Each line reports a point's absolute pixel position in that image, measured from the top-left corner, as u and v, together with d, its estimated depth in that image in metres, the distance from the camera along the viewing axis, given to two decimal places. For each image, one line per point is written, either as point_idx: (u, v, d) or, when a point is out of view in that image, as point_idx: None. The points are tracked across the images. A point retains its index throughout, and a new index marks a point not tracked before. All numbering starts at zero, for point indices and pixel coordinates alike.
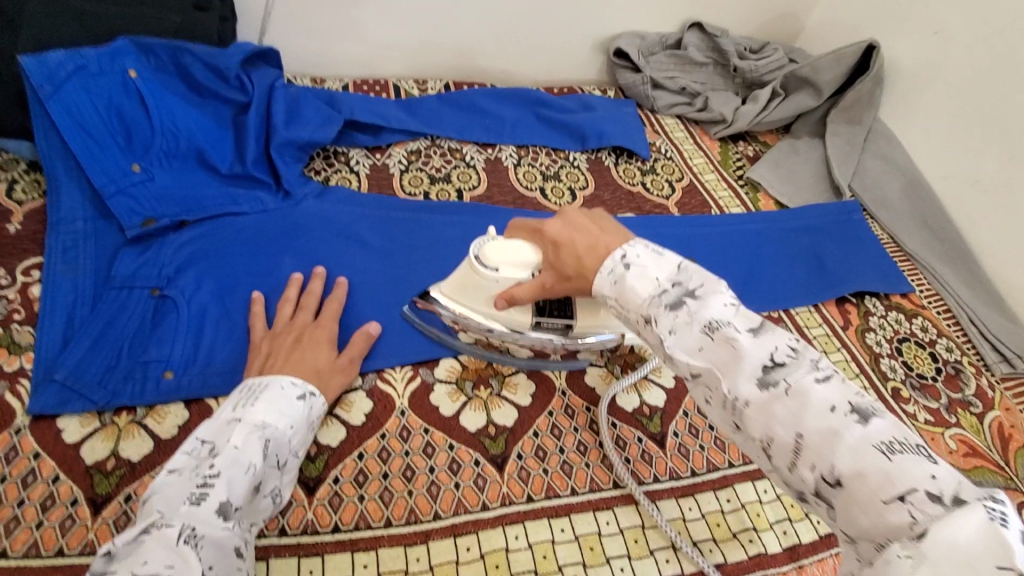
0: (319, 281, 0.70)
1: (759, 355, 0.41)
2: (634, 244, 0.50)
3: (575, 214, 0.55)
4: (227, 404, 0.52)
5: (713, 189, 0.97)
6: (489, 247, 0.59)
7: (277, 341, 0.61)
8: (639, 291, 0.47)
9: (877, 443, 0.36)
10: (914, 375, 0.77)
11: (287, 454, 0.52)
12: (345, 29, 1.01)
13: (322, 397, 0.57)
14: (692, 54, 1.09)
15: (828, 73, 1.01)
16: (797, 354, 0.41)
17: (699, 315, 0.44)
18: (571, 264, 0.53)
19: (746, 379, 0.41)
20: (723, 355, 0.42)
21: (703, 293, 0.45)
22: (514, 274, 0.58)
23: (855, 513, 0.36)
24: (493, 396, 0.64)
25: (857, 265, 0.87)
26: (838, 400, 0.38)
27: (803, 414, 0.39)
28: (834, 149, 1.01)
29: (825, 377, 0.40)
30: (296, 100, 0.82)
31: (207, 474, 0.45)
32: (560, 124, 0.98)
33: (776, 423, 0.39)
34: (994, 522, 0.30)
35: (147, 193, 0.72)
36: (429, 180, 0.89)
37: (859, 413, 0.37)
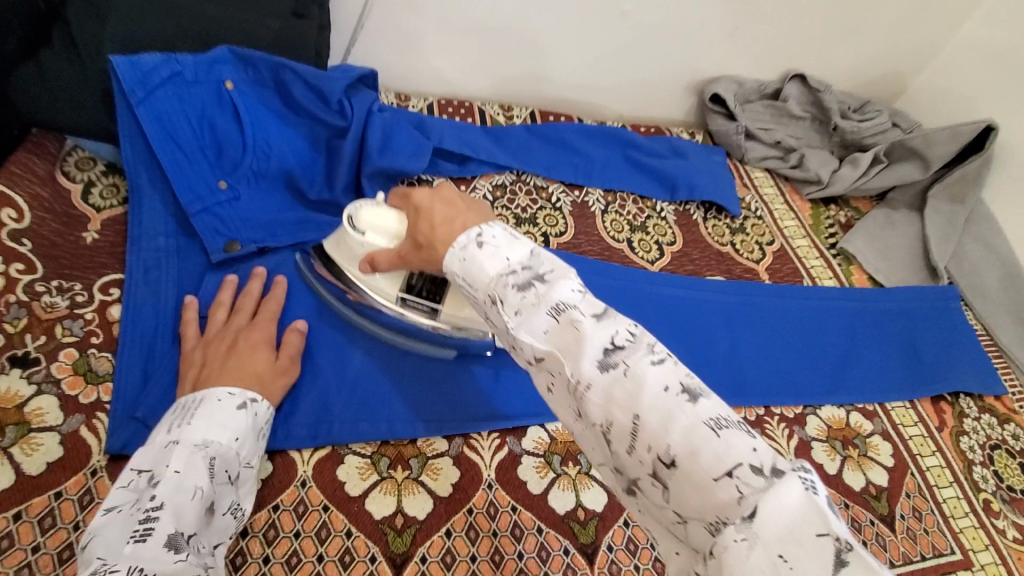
0: (258, 280, 0.66)
1: (602, 338, 0.37)
2: (490, 223, 0.46)
3: (450, 187, 0.51)
4: (160, 427, 0.51)
5: (805, 257, 0.92)
6: (364, 211, 0.60)
7: (209, 350, 0.58)
8: (486, 269, 0.42)
9: (707, 419, 0.33)
10: (1004, 488, 0.73)
11: (238, 468, 0.50)
12: (439, 46, 0.97)
13: (264, 401, 0.56)
14: (791, 107, 1.04)
15: (942, 148, 0.95)
16: (637, 337, 0.37)
17: (547, 297, 0.39)
18: (426, 231, 0.49)
19: (588, 360, 0.36)
20: (566, 338, 0.38)
21: (554, 277, 0.41)
22: (376, 241, 0.60)
23: (686, 494, 0.32)
24: (582, 474, 0.61)
25: (954, 361, 0.83)
26: (671, 380, 0.35)
27: (638, 394, 0.35)
28: (934, 228, 0.96)
29: (662, 359, 0.36)
30: (389, 127, 0.77)
31: (149, 507, 0.43)
32: (649, 169, 0.94)
33: (616, 406, 0.35)
34: (811, 492, 0.30)
35: (231, 213, 0.69)
36: (514, 220, 0.84)
37: (690, 391, 0.34)
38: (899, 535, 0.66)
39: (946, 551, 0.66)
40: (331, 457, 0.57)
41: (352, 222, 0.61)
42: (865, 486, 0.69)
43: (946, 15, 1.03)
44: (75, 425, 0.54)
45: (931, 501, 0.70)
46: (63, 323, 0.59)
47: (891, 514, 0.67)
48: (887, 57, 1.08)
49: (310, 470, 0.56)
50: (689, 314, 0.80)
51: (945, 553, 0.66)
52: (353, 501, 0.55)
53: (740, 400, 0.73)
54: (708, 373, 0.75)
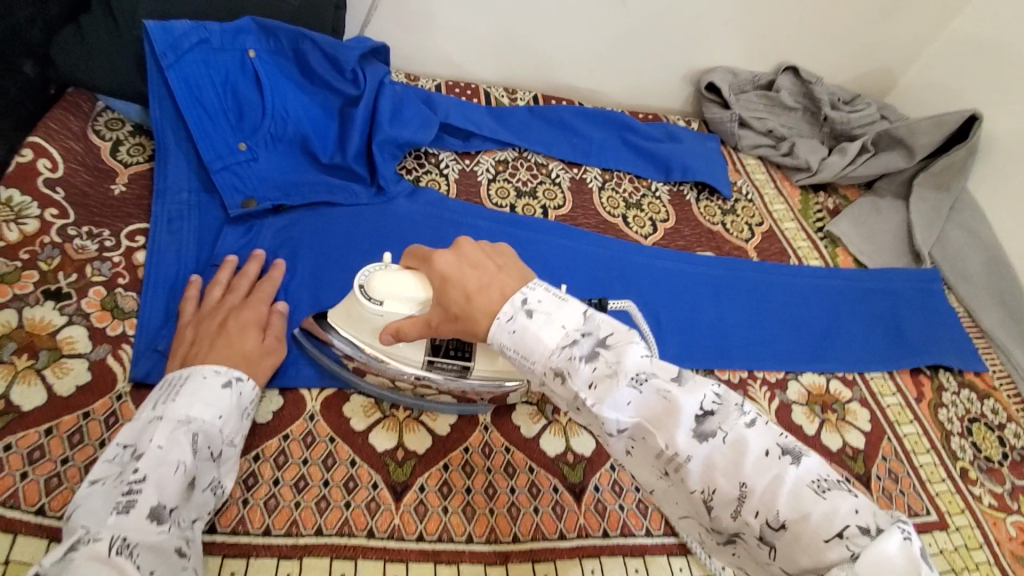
0: (255, 263, 0.67)
1: (692, 405, 0.39)
2: (533, 286, 0.46)
3: (471, 247, 0.50)
4: (146, 402, 0.52)
5: (792, 239, 0.96)
6: (375, 278, 0.56)
7: (199, 328, 0.59)
8: (548, 342, 0.43)
9: (810, 482, 0.36)
10: (981, 457, 0.76)
11: (221, 445, 0.51)
12: (449, 28, 1.01)
13: (250, 381, 0.56)
14: (783, 97, 1.08)
15: (925, 136, 1.00)
16: (722, 399, 0.40)
17: (621, 367, 0.41)
18: (460, 305, 0.48)
19: (682, 431, 0.38)
20: (656, 409, 0.40)
21: (616, 343, 0.43)
22: (399, 308, 0.55)
23: (796, 553, 0.35)
24: (572, 422, 0.64)
25: (935, 338, 0.87)
26: (767, 443, 0.38)
27: (740, 460, 0.37)
28: (918, 215, 1.00)
29: (753, 422, 0.38)
30: (399, 99, 0.82)
31: (131, 479, 0.45)
32: (646, 152, 0.98)
33: (719, 474, 0.38)
34: (908, 540, 0.32)
35: (251, 173, 0.74)
36: (516, 193, 0.89)
37: (791, 453, 0.37)
38: (875, 494, 0.69)
39: (922, 512, 0.69)
40: (338, 395, 0.61)
41: (366, 292, 0.57)
42: (842, 447, 0.72)
43: (933, 13, 1.07)
44: (102, 354, 0.58)
45: (909, 465, 0.73)
46: (92, 264, 0.64)
47: (867, 474, 0.71)
48: (877, 52, 1.13)
49: (318, 405, 0.60)
50: (680, 286, 0.84)
51: (921, 513, 0.69)
52: (357, 435, 0.59)
53: (725, 363, 0.77)
54: (697, 341, 0.79)
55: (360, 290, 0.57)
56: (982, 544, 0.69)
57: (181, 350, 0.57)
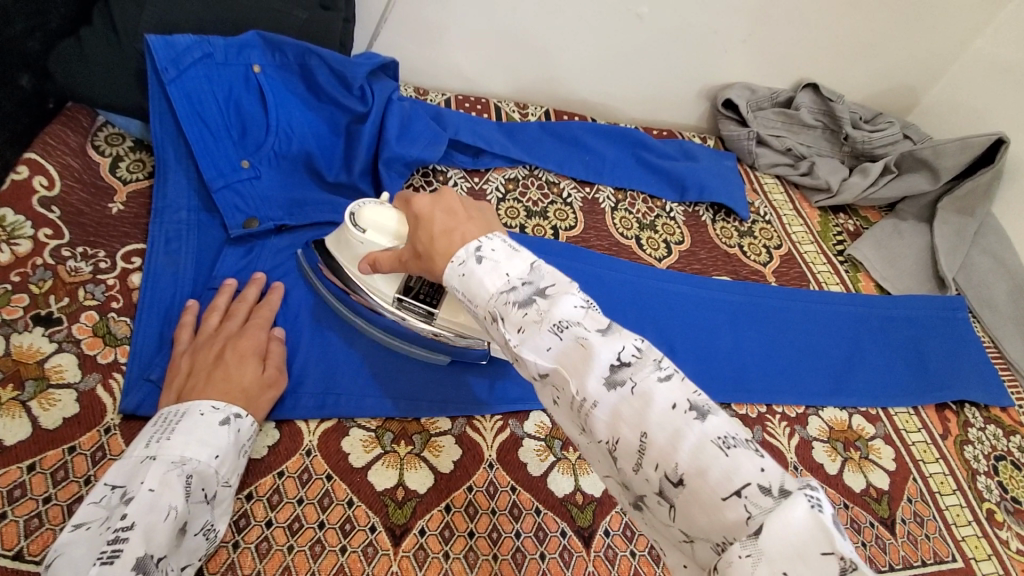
0: (255, 286, 0.65)
1: (607, 354, 0.36)
2: (490, 236, 0.44)
3: (451, 196, 0.49)
4: (139, 438, 0.49)
5: (812, 262, 0.93)
6: (366, 208, 0.61)
7: (197, 357, 0.56)
8: (486, 285, 0.41)
9: (716, 438, 0.32)
10: (1008, 498, 0.73)
11: (216, 486, 0.49)
12: (460, 41, 0.99)
13: (250, 417, 0.54)
14: (803, 115, 1.05)
15: (951, 159, 0.96)
16: (643, 352, 0.37)
17: (548, 314, 0.39)
18: (424, 244, 0.48)
19: (594, 379, 0.36)
20: (573, 357, 0.37)
21: (555, 293, 0.40)
22: (377, 240, 0.61)
23: (694, 512, 0.32)
24: (582, 459, 0.61)
25: (961, 370, 0.83)
26: (678, 397, 0.34)
27: (647, 414, 0.34)
28: (943, 239, 0.96)
29: (668, 376, 0.35)
30: (407, 116, 0.79)
31: (119, 527, 0.43)
32: (660, 170, 0.96)
33: (623, 424, 0.34)
34: (814, 508, 0.29)
35: (252, 192, 0.71)
36: (525, 212, 0.86)
37: (699, 409, 0.34)
38: (900, 539, 0.65)
39: (948, 558, 0.65)
40: (336, 428, 0.59)
41: (354, 220, 0.62)
42: (866, 487, 0.69)
43: (961, 31, 1.04)
44: (91, 383, 0.56)
45: (934, 507, 0.69)
46: (85, 287, 0.61)
47: (891, 517, 0.67)
48: (901, 70, 1.09)
49: (316, 440, 0.57)
50: (695, 311, 0.81)
51: (947, 560, 0.65)
52: (355, 472, 0.56)
53: (743, 397, 0.73)
54: (711, 370, 0.76)
55: (350, 216, 0.62)
56: None
57: (176, 381, 0.55)
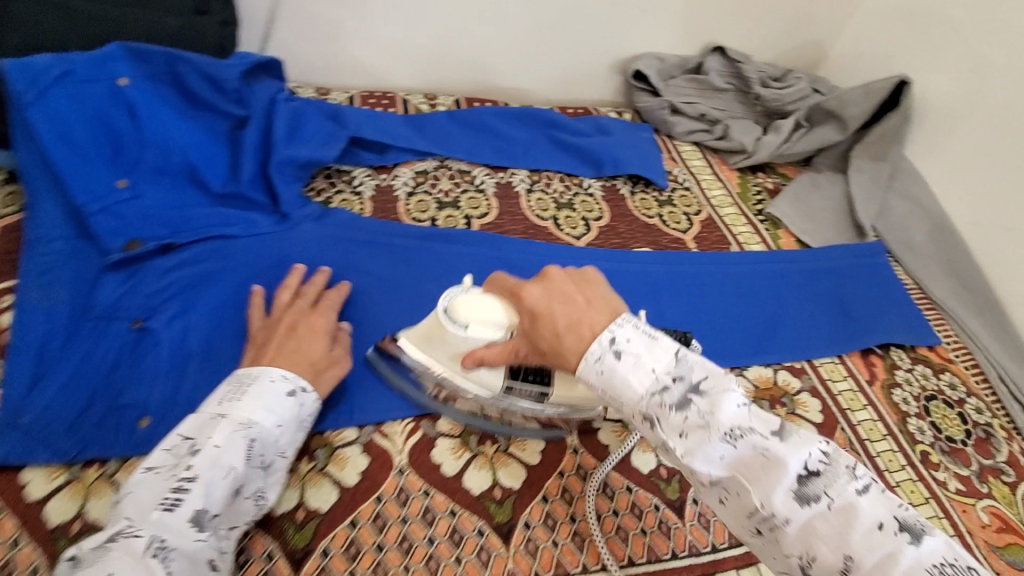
0: (322, 276, 0.67)
1: (796, 464, 0.38)
2: (623, 321, 0.44)
3: (560, 278, 0.47)
4: (213, 395, 0.52)
5: (732, 225, 0.93)
6: (459, 301, 0.54)
7: (270, 331, 0.60)
8: (635, 386, 0.42)
9: (931, 566, 0.35)
10: (943, 438, 0.71)
11: (273, 455, 0.51)
12: (357, 38, 0.95)
13: (314, 394, 0.56)
14: (713, 80, 1.05)
15: (855, 107, 0.97)
16: (831, 459, 0.39)
17: (714, 421, 0.40)
18: (547, 341, 0.46)
19: (783, 492, 0.38)
20: (754, 466, 0.39)
21: (714, 391, 0.41)
22: (483, 334, 0.53)
23: None
24: (499, 452, 0.59)
25: (883, 314, 0.83)
26: (880, 514, 0.37)
27: (849, 532, 0.36)
28: (858, 187, 0.97)
29: (866, 488, 0.38)
30: (298, 115, 0.78)
31: (184, 477, 0.44)
32: (573, 147, 0.94)
33: (820, 542, 0.37)
34: None
35: (134, 213, 0.67)
36: (437, 204, 0.83)
37: (909, 531, 0.36)
38: None
39: None
40: None
41: (448, 316, 0.55)
42: None
43: None
44: None
45: (864, 455, 0.68)
46: None
47: None
48: (804, 26, 1.10)
49: None
50: (617, 287, 0.79)
51: None
52: None
53: None
54: None
55: (441, 312, 0.55)
56: (955, 536, 0.63)
57: (251, 350, 0.58)
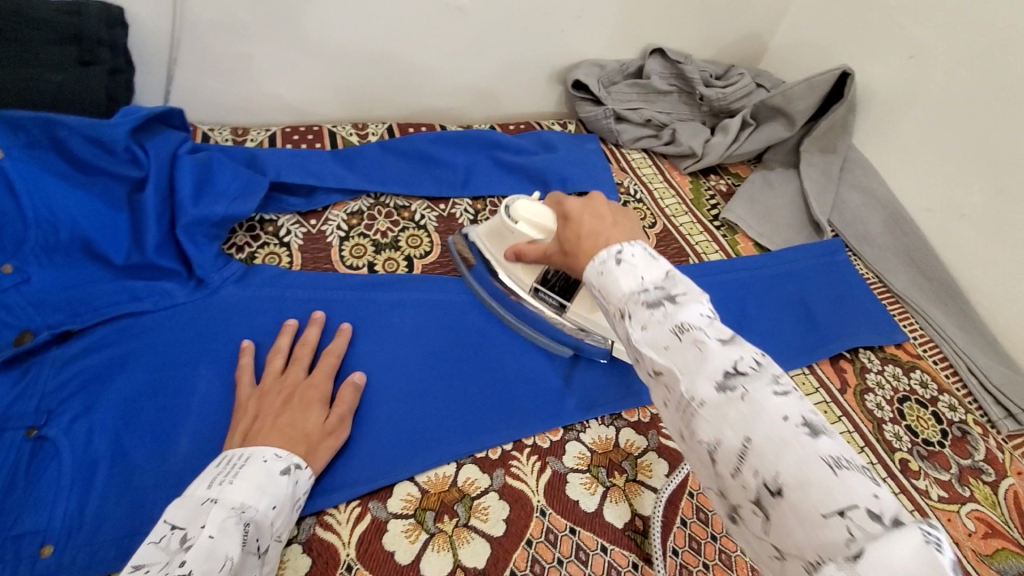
0: (316, 330, 0.64)
1: (725, 358, 0.33)
2: (635, 243, 0.42)
3: (602, 202, 0.51)
4: (201, 479, 0.47)
5: (688, 234, 0.90)
6: (520, 203, 0.64)
7: (264, 402, 0.56)
8: (621, 285, 0.39)
9: (828, 457, 0.28)
10: (920, 442, 0.69)
11: (269, 539, 0.47)
12: (272, 70, 0.88)
13: (308, 468, 0.52)
14: (655, 83, 1.02)
15: (801, 102, 0.95)
16: (763, 366, 0.33)
17: (672, 314, 0.36)
18: (570, 241, 0.49)
19: (706, 380, 0.33)
20: (686, 356, 0.34)
21: (687, 300, 0.37)
22: (529, 232, 0.63)
23: (791, 528, 0.28)
24: (459, 527, 0.54)
25: (849, 317, 0.81)
26: (792, 410, 0.31)
27: (754, 420, 0.31)
28: (811, 183, 0.95)
29: (787, 391, 0.32)
30: (207, 168, 0.70)
31: (176, 573, 0.38)
32: (517, 169, 0.89)
33: (727, 425, 0.31)
34: (931, 545, 0.24)
35: (22, 300, 0.59)
36: (373, 248, 0.77)
37: (814, 426, 0.30)
38: None
39: None
40: None
41: (509, 212, 0.66)
42: None
43: None
44: None
45: None
46: None
47: None
48: (742, 20, 1.07)
49: None
50: None
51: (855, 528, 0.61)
52: None
53: (635, 403, 0.66)
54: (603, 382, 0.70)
55: (505, 210, 0.66)
56: None
57: (243, 422, 0.54)
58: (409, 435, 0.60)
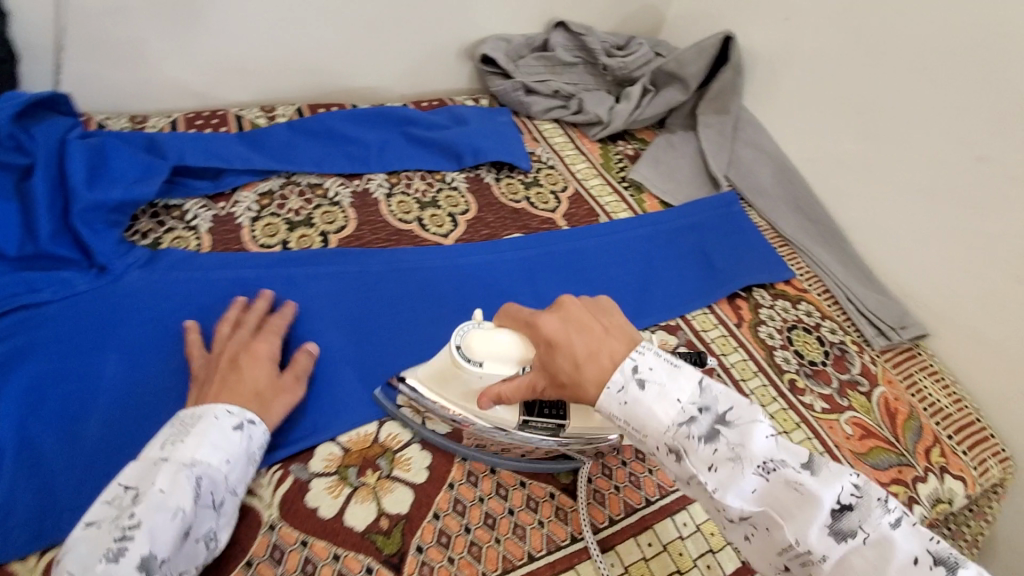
0: (264, 301, 0.65)
1: (830, 498, 0.41)
2: (642, 351, 0.47)
3: (576, 308, 0.51)
4: (157, 438, 0.50)
5: (599, 196, 0.94)
6: (475, 338, 0.53)
7: (213, 366, 0.57)
8: (660, 417, 0.45)
9: None
10: (806, 363, 0.77)
11: (223, 492, 0.49)
12: (168, 53, 0.85)
13: (262, 424, 0.53)
14: (560, 56, 1.06)
15: (693, 66, 1.02)
16: (861, 491, 0.42)
17: (746, 453, 0.43)
18: (567, 372, 0.48)
19: (817, 529, 0.41)
20: (788, 502, 0.42)
21: (741, 424, 0.44)
22: (500, 370, 0.53)
23: None
24: (382, 479, 0.56)
25: (742, 259, 0.88)
26: (910, 548, 0.40)
27: (885, 563, 0.39)
28: (707, 142, 1.02)
29: (896, 519, 0.41)
30: (101, 153, 0.70)
31: (127, 525, 0.43)
32: (430, 142, 0.91)
33: (856, 573, 0.40)
34: None
35: None
36: (286, 225, 0.77)
37: (944, 562, 0.39)
38: None
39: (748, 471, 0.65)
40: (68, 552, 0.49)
41: (462, 353, 0.54)
42: None
43: None
44: None
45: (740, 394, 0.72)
46: None
47: None
48: None
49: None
50: (487, 277, 0.78)
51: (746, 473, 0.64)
52: None
53: None
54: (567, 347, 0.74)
55: (453, 349, 0.54)
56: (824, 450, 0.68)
57: (194, 389, 0.55)
58: (331, 399, 0.61)
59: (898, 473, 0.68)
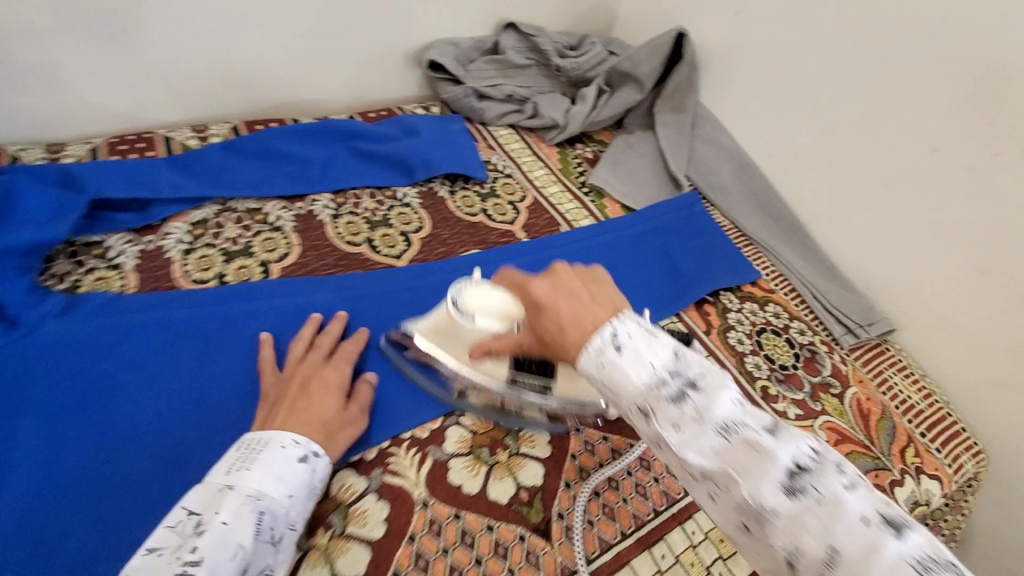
0: (338, 323, 0.66)
1: (785, 458, 0.34)
2: (623, 317, 0.40)
3: (567, 273, 0.43)
4: (222, 463, 0.48)
5: (558, 204, 0.91)
6: (469, 293, 0.58)
7: (283, 386, 0.57)
8: (632, 378, 0.37)
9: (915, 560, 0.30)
10: (777, 368, 0.75)
11: (281, 529, 0.47)
12: (81, 74, 0.78)
13: (326, 457, 0.52)
14: (511, 58, 1.02)
15: (646, 65, 1.00)
16: (820, 455, 0.34)
17: (708, 415, 0.35)
18: (552, 335, 0.42)
19: (771, 485, 0.33)
20: (741, 459, 0.34)
21: (708, 384, 0.37)
22: (489, 324, 0.57)
23: None
24: (336, 538, 0.52)
25: (708, 263, 0.86)
26: (868, 509, 0.32)
27: (835, 525, 0.32)
28: (667, 141, 0.99)
29: (855, 484, 0.33)
30: (9, 191, 0.64)
31: (188, 560, 0.40)
32: (379, 157, 0.86)
33: (806, 533, 0.32)
34: None
35: None
36: (223, 257, 0.71)
37: (896, 526, 0.31)
38: None
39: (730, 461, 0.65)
40: None
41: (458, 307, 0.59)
42: None
43: None
44: None
45: None
46: None
47: None
48: None
49: None
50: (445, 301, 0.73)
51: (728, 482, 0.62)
52: None
53: None
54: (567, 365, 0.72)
55: (452, 304, 0.60)
56: None
57: (264, 409, 0.55)
58: None
59: (875, 478, 0.67)
